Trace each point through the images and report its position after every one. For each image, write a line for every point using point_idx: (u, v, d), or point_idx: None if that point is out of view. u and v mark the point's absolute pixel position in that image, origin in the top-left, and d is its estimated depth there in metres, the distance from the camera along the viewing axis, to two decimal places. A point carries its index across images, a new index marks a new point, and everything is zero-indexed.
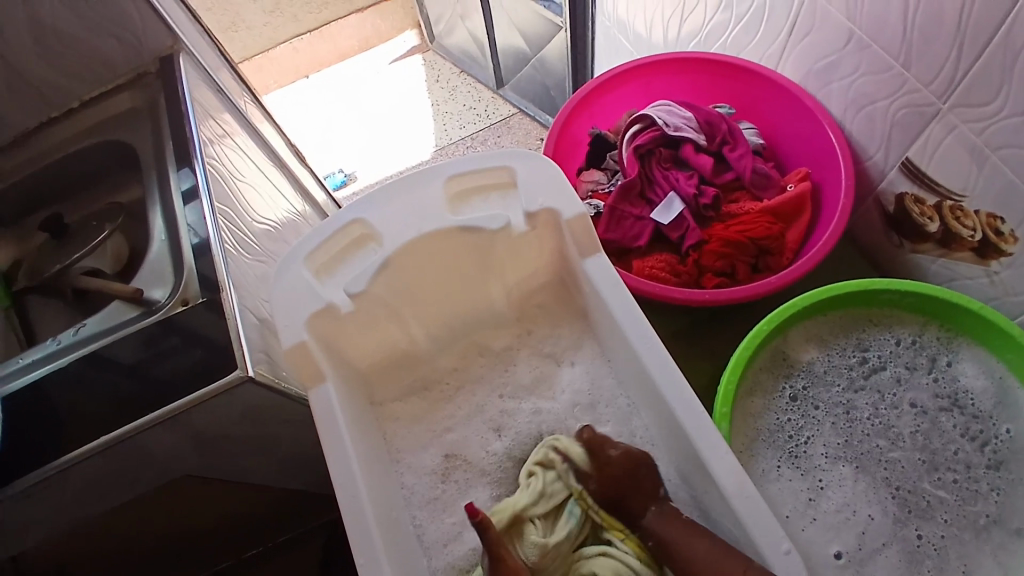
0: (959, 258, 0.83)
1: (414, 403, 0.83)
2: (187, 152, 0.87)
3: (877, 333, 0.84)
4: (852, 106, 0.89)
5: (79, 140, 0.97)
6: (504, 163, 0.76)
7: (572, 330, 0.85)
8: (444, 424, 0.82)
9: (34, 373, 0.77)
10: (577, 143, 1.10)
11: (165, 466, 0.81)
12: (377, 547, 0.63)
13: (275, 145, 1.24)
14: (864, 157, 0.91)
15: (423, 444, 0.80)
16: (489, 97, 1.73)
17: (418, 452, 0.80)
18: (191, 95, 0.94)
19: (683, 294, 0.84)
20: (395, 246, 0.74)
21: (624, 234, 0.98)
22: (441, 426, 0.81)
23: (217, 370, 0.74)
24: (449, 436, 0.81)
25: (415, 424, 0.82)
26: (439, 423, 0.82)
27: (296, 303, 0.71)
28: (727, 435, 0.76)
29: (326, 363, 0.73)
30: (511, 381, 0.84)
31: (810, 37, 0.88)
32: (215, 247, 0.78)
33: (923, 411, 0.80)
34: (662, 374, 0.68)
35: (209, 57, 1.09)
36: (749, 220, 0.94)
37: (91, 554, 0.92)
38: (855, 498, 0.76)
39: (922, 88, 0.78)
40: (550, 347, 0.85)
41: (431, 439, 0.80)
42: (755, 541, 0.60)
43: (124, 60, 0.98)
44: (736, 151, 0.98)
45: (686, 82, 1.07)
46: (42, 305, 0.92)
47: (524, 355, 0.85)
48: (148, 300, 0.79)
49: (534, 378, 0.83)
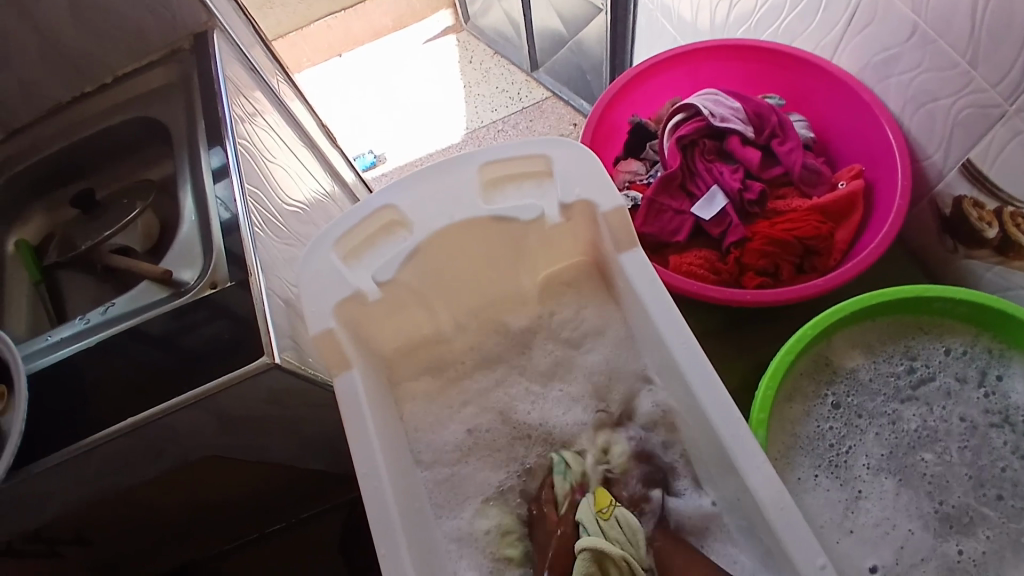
0: (1017, 267, 0.77)
1: (428, 381, 0.81)
2: (219, 130, 0.85)
3: (926, 341, 0.80)
4: (911, 102, 0.84)
5: (111, 115, 0.97)
6: (541, 152, 0.73)
7: (598, 313, 0.82)
8: (460, 398, 0.81)
9: (65, 350, 0.78)
10: (616, 130, 1.06)
11: (186, 446, 0.81)
12: (399, 539, 0.62)
13: (307, 124, 1.22)
14: (921, 157, 0.86)
15: (443, 422, 0.79)
16: (523, 80, 1.69)
17: (441, 431, 0.78)
18: (224, 72, 0.92)
19: (723, 293, 0.81)
20: (425, 234, 0.72)
21: (663, 229, 0.94)
22: (460, 403, 0.80)
23: (243, 354, 0.72)
24: (467, 411, 0.80)
25: (431, 403, 0.80)
26: (455, 398, 0.81)
27: (322, 290, 0.70)
28: (763, 442, 0.72)
29: (353, 349, 0.71)
30: (528, 365, 0.83)
31: (870, 27, 0.83)
32: (244, 230, 0.77)
33: (972, 426, 0.76)
34: (699, 377, 0.64)
35: (242, 33, 1.07)
36: (795, 218, 0.89)
37: (116, 525, 0.93)
38: (896, 511, 0.73)
39: (989, 87, 0.73)
40: (569, 333, 0.82)
41: (448, 416, 0.79)
42: (791, 558, 0.57)
43: (159, 35, 0.97)
44: (785, 145, 0.94)
45: (732, 70, 1.02)
46: (73, 279, 0.92)
47: (541, 339, 0.83)
48: (177, 281, 0.78)
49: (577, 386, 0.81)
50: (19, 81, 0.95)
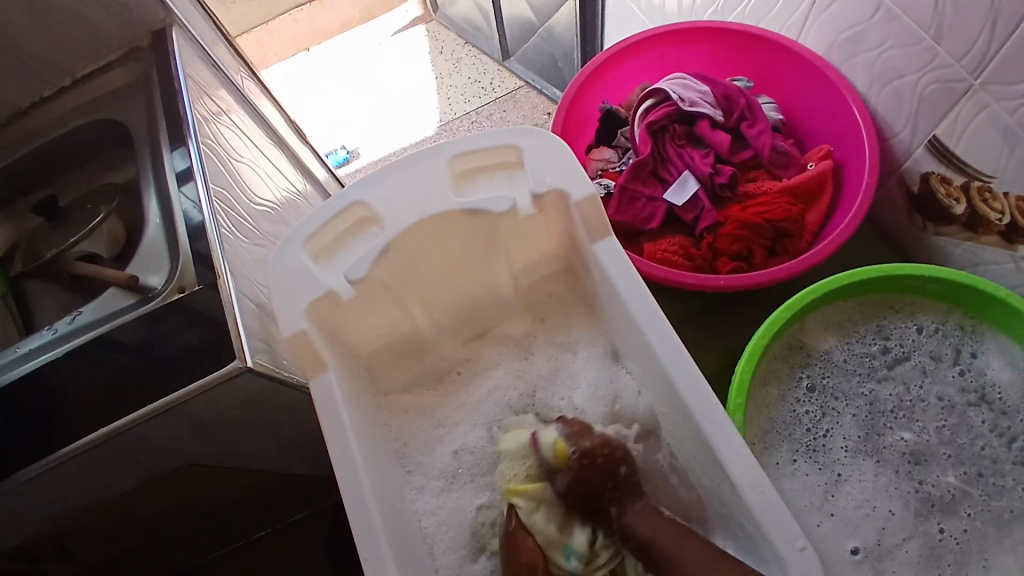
0: (985, 242, 0.79)
1: (425, 396, 0.81)
2: (181, 130, 0.83)
3: (899, 321, 0.81)
4: (878, 80, 0.84)
5: (71, 120, 0.94)
6: (510, 142, 0.72)
7: (588, 323, 0.82)
8: (452, 415, 0.80)
9: (34, 362, 0.75)
10: (587, 118, 1.05)
11: (164, 455, 0.80)
12: (381, 541, 0.62)
13: (275, 122, 1.20)
14: (889, 135, 0.87)
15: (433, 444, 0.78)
16: (495, 70, 1.67)
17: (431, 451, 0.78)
18: (185, 70, 0.90)
19: (698, 278, 0.80)
20: (396, 231, 0.71)
21: (636, 216, 0.94)
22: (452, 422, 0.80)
23: (215, 360, 0.71)
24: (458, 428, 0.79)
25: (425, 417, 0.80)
26: (448, 414, 0.80)
27: (292, 291, 0.69)
28: (741, 427, 0.73)
29: (327, 351, 0.70)
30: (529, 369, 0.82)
31: (836, 6, 0.83)
32: (211, 232, 0.75)
33: (949, 405, 0.77)
34: (673, 362, 0.65)
35: (204, 30, 1.05)
36: (766, 201, 0.90)
37: (95, 536, 0.92)
38: (876, 493, 0.74)
39: (953, 62, 0.73)
40: (564, 336, 0.83)
41: (425, 411, 0.80)
42: (770, 538, 0.58)
43: (116, 34, 0.94)
44: (754, 128, 0.93)
45: (701, 53, 1.01)
46: (40, 290, 0.90)
47: (541, 344, 0.83)
48: (144, 286, 0.76)
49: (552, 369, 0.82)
50: None
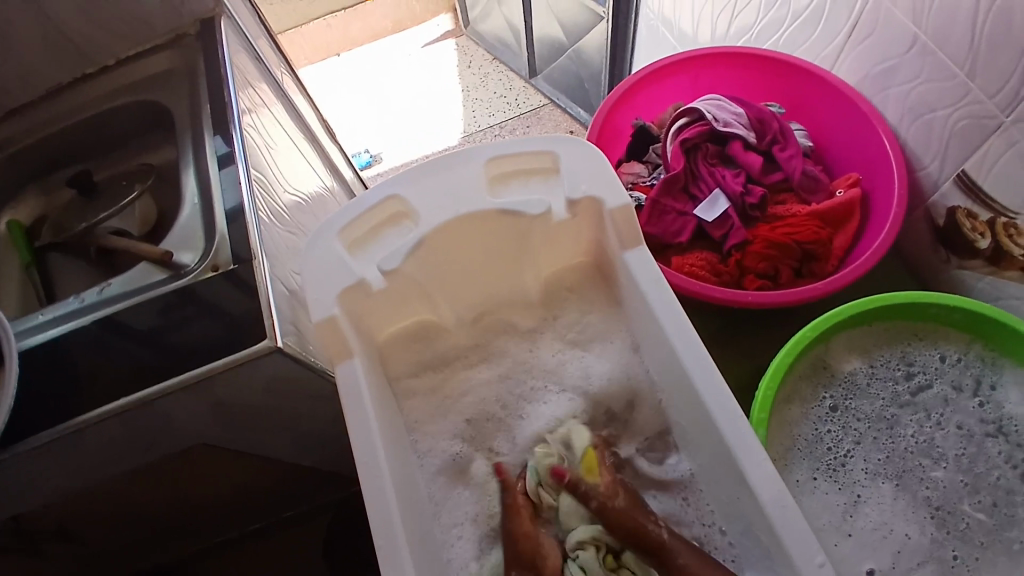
0: (1008, 277, 0.80)
1: (428, 377, 0.81)
2: (225, 115, 0.85)
3: (923, 348, 0.82)
4: (909, 114, 0.86)
5: (111, 100, 0.96)
6: (547, 148, 0.74)
7: (605, 315, 0.82)
8: (457, 392, 0.81)
9: (58, 330, 0.76)
10: (619, 132, 1.07)
11: (179, 435, 0.80)
12: (397, 531, 0.61)
13: (309, 119, 1.22)
14: (917, 167, 0.88)
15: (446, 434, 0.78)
16: (521, 87, 1.71)
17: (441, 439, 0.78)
18: (231, 59, 0.92)
19: (725, 293, 0.81)
20: (433, 225, 0.72)
21: (665, 229, 0.95)
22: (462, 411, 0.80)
23: (244, 340, 0.71)
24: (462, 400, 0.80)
25: (429, 399, 0.80)
26: (455, 398, 0.80)
27: (328, 276, 0.69)
28: (764, 442, 0.73)
29: (354, 338, 0.71)
30: (533, 361, 0.83)
31: (871, 39, 0.85)
32: (249, 214, 0.76)
33: (968, 434, 0.77)
34: (699, 372, 0.65)
35: (249, 24, 1.07)
36: (796, 223, 0.91)
37: (95, 518, 0.91)
38: (894, 516, 0.74)
39: (985, 99, 0.75)
40: (575, 334, 0.83)
41: (445, 405, 0.80)
42: (789, 554, 0.58)
43: (163, 20, 0.96)
44: (786, 151, 0.95)
45: (735, 77, 1.04)
46: (63, 263, 0.91)
47: (548, 338, 0.84)
48: (176, 263, 0.77)
49: (556, 364, 0.83)
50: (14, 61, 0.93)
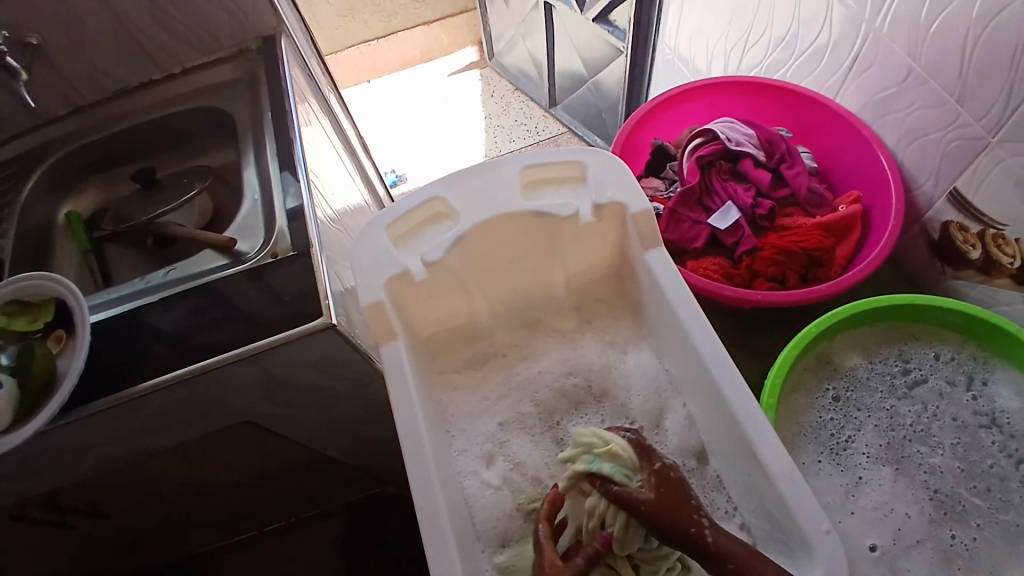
0: (999, 284, 0.87)
1: (473, 374, 0.87)
2: (286, 121, 0.94)
3: (919, 347, 0.88)
4: (906, 136, 0.94)
5: (174, 104, 1.05)
6: (577, 159, 0.82)
7: (632, 326, 0.90)
8: (497, 392, 0.86)
9: (123, 307, 0.84)
10: (638, 151, 1.16)
11: (225, 410, 0.86)
12: (434, 492, 0.67)
13: (349, 134, 1.32)
14: (914, 186, 0.96)
15: (478, 416, 0.84)
16: (540, 116, 1.84)
17: (476, 421, 0.83)
18: (290, 73, 1.01)
19: (737, 292, 0.89)
20: (474, 218, 0.80)
21: (682, 236, 1.03)
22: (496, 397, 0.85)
23: (298, 317, 0.78)
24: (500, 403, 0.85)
25: (471, 395, 0.86)
26: (490, 390, 0.86)
27: (379, 260, 0.77)
28: (772, 425, 0.79)
29: (397, 319, 0.78)
30: (577, 360, 0.88)
31: (871, 69, 0.94)
32: (307, 207, 0.84)
33: (963, 425, 0.83)
34: (713, 357, 0.72)
35: (303, 44, 1.17)
36: (801, 232, 0.98)
37: (132, 494, 0.96)
38: (893, 497, 0.79)
39: (974, 122, 0.83)
40: (612, 337, 0.90)
41: (479, 397, 0.85)
42: (797, 521, 0.63)
43: (228, 34, 1.05)
44: (793, 169, 1.04)
45: (746, 104, 1.13)
46: (119, 252, 0.99)
47: (590, 341, 0.90)
48: (237, 251, 0.86)
49: (603, 364, 0.87)
50: (89, 64, 1.04)
